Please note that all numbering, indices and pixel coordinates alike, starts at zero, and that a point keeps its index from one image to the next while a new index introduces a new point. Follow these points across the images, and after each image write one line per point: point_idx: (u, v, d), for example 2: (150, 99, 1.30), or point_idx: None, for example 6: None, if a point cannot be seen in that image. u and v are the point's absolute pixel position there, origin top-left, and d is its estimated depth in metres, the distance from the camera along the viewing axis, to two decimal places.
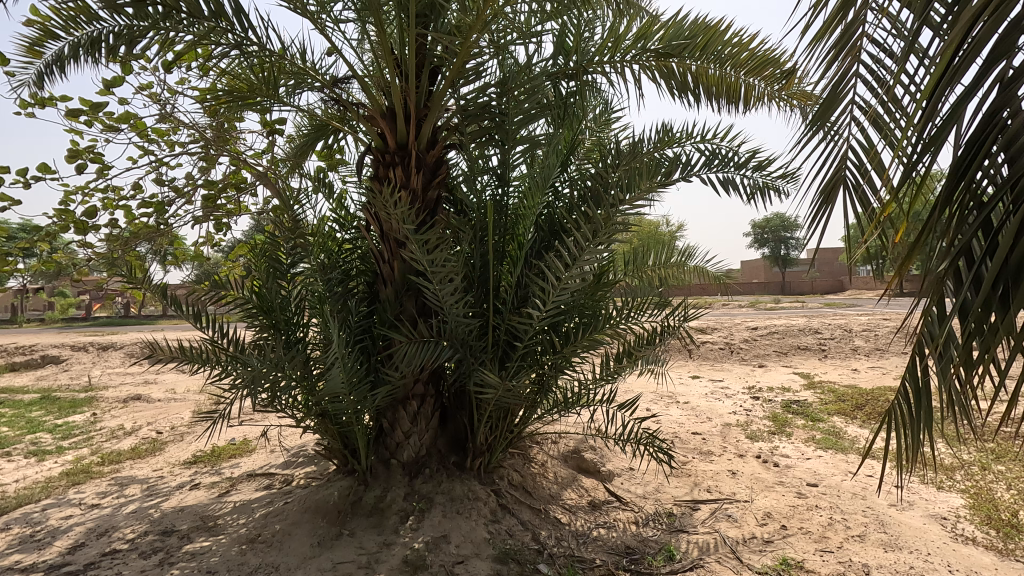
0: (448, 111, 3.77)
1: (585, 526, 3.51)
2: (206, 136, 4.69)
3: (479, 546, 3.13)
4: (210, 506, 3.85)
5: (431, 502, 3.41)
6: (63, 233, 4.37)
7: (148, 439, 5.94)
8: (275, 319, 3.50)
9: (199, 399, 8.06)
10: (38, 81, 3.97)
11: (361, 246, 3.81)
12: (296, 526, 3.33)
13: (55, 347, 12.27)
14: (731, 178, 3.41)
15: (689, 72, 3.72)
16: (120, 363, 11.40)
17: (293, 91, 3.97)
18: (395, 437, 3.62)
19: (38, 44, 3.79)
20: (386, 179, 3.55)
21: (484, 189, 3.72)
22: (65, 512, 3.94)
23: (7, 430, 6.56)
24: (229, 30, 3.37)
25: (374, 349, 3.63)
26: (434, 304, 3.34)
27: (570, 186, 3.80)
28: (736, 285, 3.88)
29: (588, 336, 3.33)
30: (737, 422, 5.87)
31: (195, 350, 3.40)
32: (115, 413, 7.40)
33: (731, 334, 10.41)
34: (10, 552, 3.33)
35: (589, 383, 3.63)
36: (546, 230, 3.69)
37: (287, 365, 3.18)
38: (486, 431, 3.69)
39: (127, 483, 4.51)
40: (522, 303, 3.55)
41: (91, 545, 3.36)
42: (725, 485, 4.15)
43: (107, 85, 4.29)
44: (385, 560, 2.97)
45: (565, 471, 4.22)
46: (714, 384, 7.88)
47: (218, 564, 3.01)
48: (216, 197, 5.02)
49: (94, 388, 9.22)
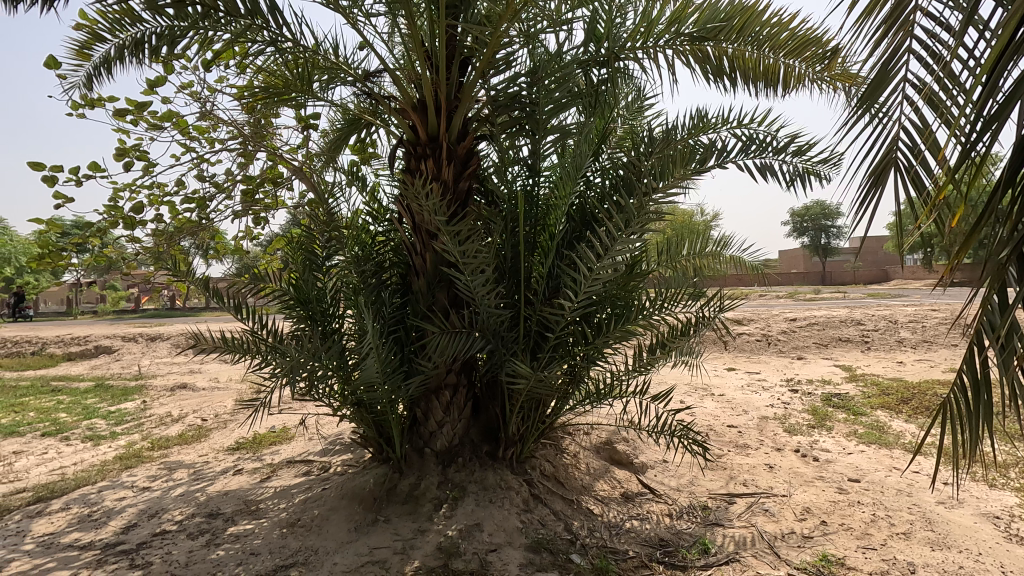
0: (479, 103, 3.84)
1: (618, 517, 3.50)
2: (244, 133, 4.88)
3: (512, 534, 3.16)
4: (252, 490, 4.00)
5: (464, 490, 3.46)
6: (113, 229, 4.60)
7: (193, 426, 6.20)
8: (313, 310, 3.64)
9: (242, 388, 8.33)
10: (87, 82, 4.16)
11: (393, 239, 3.91)
12: (333, 512, 3.42)
13: (108, 336, 12.81)
14: (769, 164, 3.30)
15: (724, 56, 3.63)
16: (167, 353, 11.96)
17: (326, 87, 4.04)
18: (428, 426, 3.67)
19: (87, 47, 3.98)
20: (418, 172, 3.60)
21: (515, 180, 3.73)
22: (119, 494, 4.15)
23: (66, 416, 6.94)
24: (264, 27, 3.45)
25: (408, 340, 3.70)
26: (466, 295, 3.38)
27: (602, 175, 3.81)
28: (775, 275, 3.76)
29: (621, 328, 3.35)
30: (774, 415, 5.74)
31: (236, 340, 3.49)
32: (163, 401, 7.75)
33: (768, 326, 10.13)
34: (70, 531, 3.53)
35: (621, 375, 3.62)
36: (578, 221, 3.69)
37: (323, 356, 3.29)
38: (518, 421, 3.72)
39: (175, 467, 4.73)
40: (554, 294, 3.58)
41: (144, 525, 3.53)
42: (762, 479, 4.07)
43: (151, 85, 4.46)
44: (420, 547, 3.02)
45: (597, 462, 4.20)
46: (750, 377, 7.70)
47: (261, 546, 3.13)
48: (255, 191, 5.17)
49: (144, 376, 9.68)
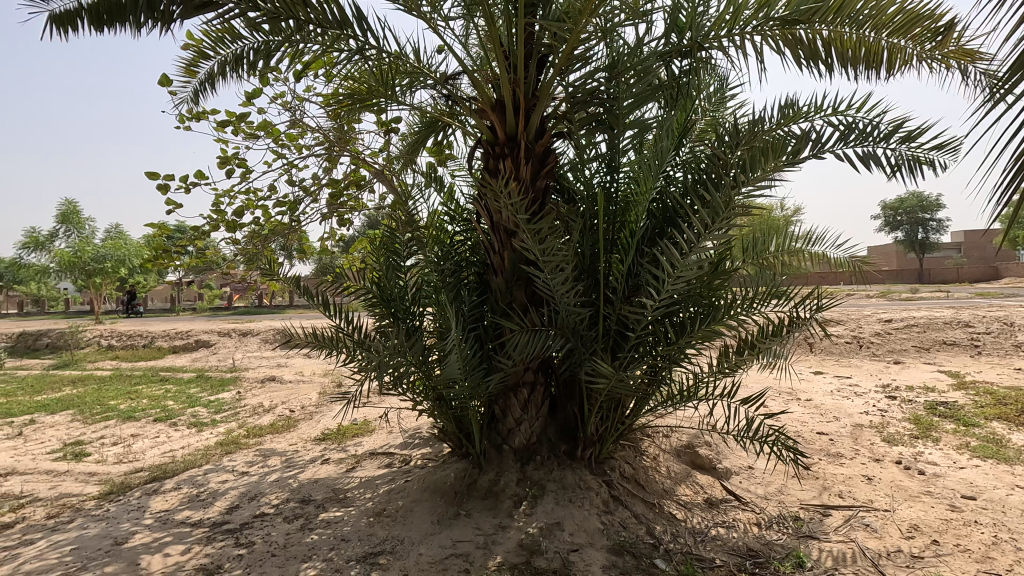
0: (556, 100, 3.82)
1: (702, 524, 3.38)
2: (330, 139, 5.13)
3: (593, 535, 3.13)
4: (340, 479, 4.20)
5: (543, 488, 3.46)
6: (215, 232, 4.98)
7: (282, 417, 6.60)
8: (394, 307, 3.77)
9: (325, 381, 8.78)
10: (193, 97, 4.52)
11: (471, 238, 3.98)
12: (417, 503, 3.53)
13: (206, 331, 13.89)
14: (871, 152, 3.07)
15: (819, 38, 3.41)
16: (257, 347, 12.81)
17: (407, 91, 4.17)
18: (507, 423, 3.70)
19: (194, 65, 4.32)
20: (496, 171, 3.64)
21: (593, 177, 3.68)
22: (222, 477, 4.49)
23: (173, 404, 7.60)
24: (351, 37, 3.61)
25: (486, 337, 3.75)
26: (545, 293, 3.38)
27: (683, 170, 3.69)
28: (876, 273, 3.49)
29: (706, 328, 3.23)
30: (870, 423, 5.34)
31: (325, 336, 3.67)
32: (256, 392, 8.32)
33: (858, 327, 9.44)
34: (182, 508, 3.86)
35: (705, 376, 3.49)
36: (659, 217, 3.59)
37: (406, 352, 3.38)
38: (597, 421, 3.67)
39: (269, 454, 5.06)
40: (634, 293, 3.51)
41: (245, 507, 3.80)
42: (860, 491, 3.79)
43: (248, 97, 4.78)
44: (501, 542, 3.05)
45: (677, 466, 4.08)
46: (840, 381, 7.21)
47: (351, 533, 3.27)
48: (339, 195, 5.42)
49: (238, 369, 10.43)
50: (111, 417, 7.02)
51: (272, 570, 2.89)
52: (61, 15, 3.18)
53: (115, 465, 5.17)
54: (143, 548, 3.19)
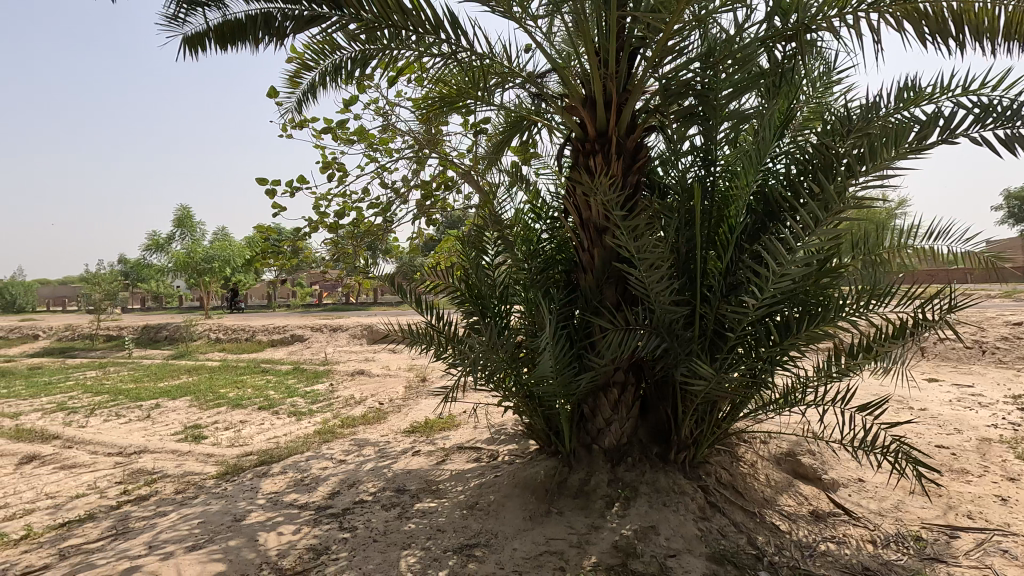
0: (648, 94, 3.72)
1: (809, 537, 3.17)
2: (419, 142, 5.31)
3: (691, 542, 3.02)
4: (431, 471, 4.33)
5: (635, 491, 3.39)
6: (315, 233, 5.30)
7: (373, 409, 6.93)
8: (483, 304, 3.78)
9: (410, 376, 9.12)
10: (297, 107, 4.83)
11: (559, 237, 3.96)
12: (508, 498, 3.57)
13: (300, 326, 14.85)
14: (1015, 134, 2.74)
15: (948, 11, 3.09)
16: (346, 342, 13.53)
17: (495, 92, 4.23)
18: (596, 423, 3.66)
19: (297, 76, 4.62)
20: (586, 168, 3.60)
21: (687, 171, 3.55)
22: (323, 464, 4.77)
23: (275, 393, 8.19)
24: (443, 41, 3.70)
25: (576, 336, 3.72)
26: (639, 292, 3.30)
27: (786, 161, 3.48)
28: (1016, 270, 3.12)
29: (815, 329, 3.02)
30: (1001, 437, 4.79)
31: (418, 332, 3.78)
32: (347, 384, 8.78)
33: (980, 331, 8.51)
34: (289, 491, 4.14)
35: (812, 381, 3.27)
36: (759, 212, 3.41)
37: (499, 349, 3.41)
38: (691, 424, 3.55)
39: (363, 444, 5.32)
40: (732, 291, 3.35)
41: (345, 493, 4.01)
42: (994, 513, 3.41)
43: (345, 104, 5.04)
44: (595, 543, 3.02)
45: (777, 475, 3.86)
46: (960, 390, 6.53)
47: (446, 524, 3.37)
48: (427, 196, 5.60)
49: (330, 362, 11.07)
50: (223, 403, 7.68)
51: (375, 555, 3.03)
52: (192, 36, 3.49)
53: (229, 448, 5.64)
54: (260, 525, 3.45)
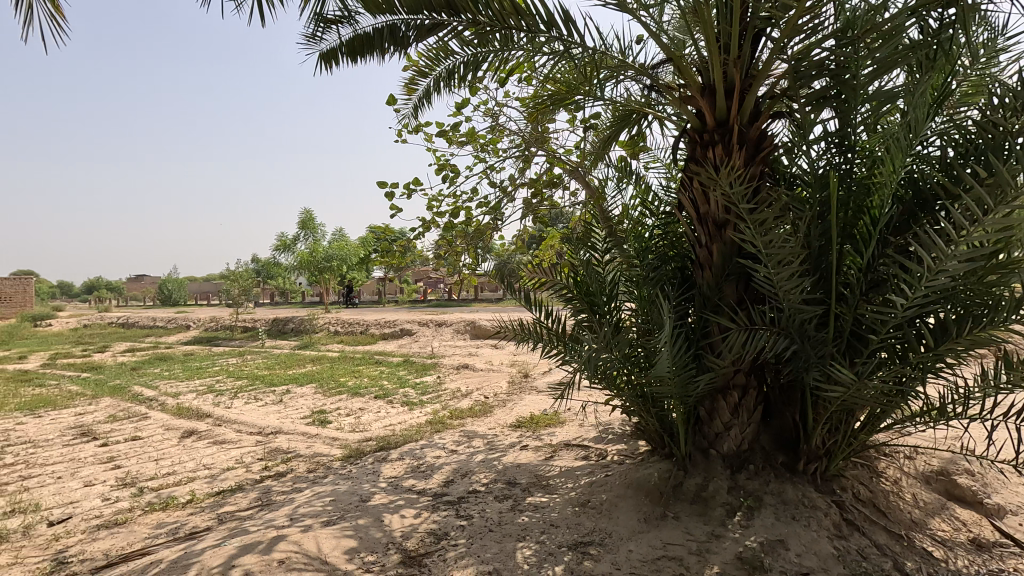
0: (774, 78, 3.48)
1: (970, 568, 2.80)
2: (527, 140, 5.37)
3: (826, 561, 2.79)
4: (540, 466, 4.38)
5: (760, 501, 3.19)
6: (428, 232, 5.56)
7: (479, 402, 7.14)
8: (594, 300, 3.65)
9: (513, 371, 9.29)
10: (413, 112, 5.08)
11: (670, 233, 3.85)
12: (620, 498, 3.51)
13: (408, 321, 15.67)
14: None
15: None
16: (450, 336, 14.08)
17: (604, 86, 4.16)
18: (714, 427, 3.50)
19: (413, 83, 4.85)
20: (705, 160, 3.43)
21: (820, 159, 3.27)
22: (436, 453, 5.00)
23: (389, 383, 8.71)
24: (555, 38, 3.70)
25: (691, 336, 3.57)
26: (766, 290, 3.09)
27: (942, 143, 3.09)
28: None
29: (982, 332, 2.65)
30: None
31: (529, 329, 3.80)
32: (453, 377, 9.13)
33: None
34: (408, 476, 4.38)
35: (974, 391, 2.88)
36: (908, 201, 3.06)
37: (614, 347, 3.33)
38: (824, 433, 3.28)
39: (473, 436, 5.50)
40: (874, 289, 3.04)
41: (459, 482, 4.17)
42: None
43: (457, 107, 5.21)
44: (717, 552, 2.88)
45: (926, 495, 3.45)
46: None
47: (559, 519, 3.39)
48: (534, 194, 5.66)
49: (437, 355, 11.58)
50: (343, 391, 8.30)
51: (492, 544, 3.12)
52: (327, 52, 3.79)
53: (351, 433, 6.09)
54: (384, 507, 3.69)
